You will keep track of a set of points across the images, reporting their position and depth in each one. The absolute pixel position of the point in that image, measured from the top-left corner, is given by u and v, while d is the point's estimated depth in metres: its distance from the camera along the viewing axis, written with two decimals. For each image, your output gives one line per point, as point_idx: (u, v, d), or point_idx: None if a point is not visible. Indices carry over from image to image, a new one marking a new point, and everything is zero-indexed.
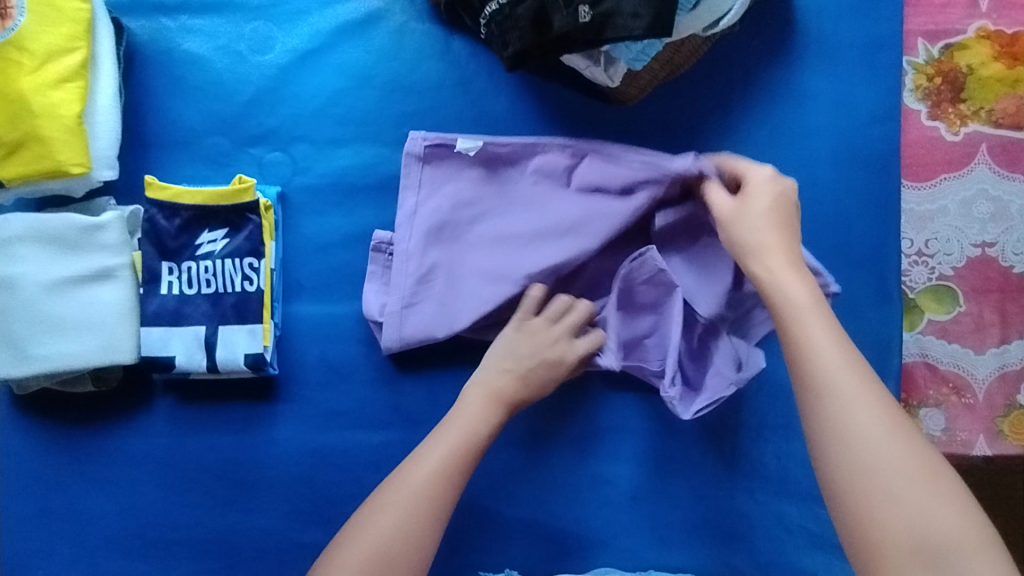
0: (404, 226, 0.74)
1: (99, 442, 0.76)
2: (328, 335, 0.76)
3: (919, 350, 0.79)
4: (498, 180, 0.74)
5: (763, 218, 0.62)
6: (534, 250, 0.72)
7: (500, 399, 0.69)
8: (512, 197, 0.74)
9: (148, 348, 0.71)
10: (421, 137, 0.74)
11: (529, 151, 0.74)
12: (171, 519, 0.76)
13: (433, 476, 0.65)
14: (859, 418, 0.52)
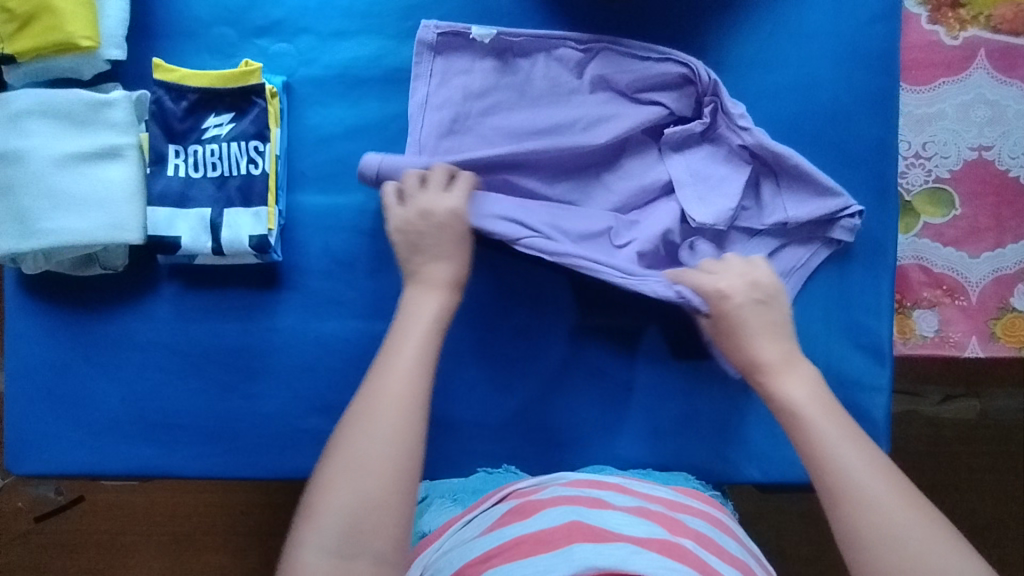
0: (415, 116, 0.75)
1: (104, 327, 0.77)
2: (331, 226, 0.78)
3: (914, 253, 0.80)
4: (509, 70, 0.76)
5: (753, 309, 0.67)
6: (550, 137, 0.75)
7: (438, 283, 0.68)
8: (523, 94, 0.76)
9: (155, 228, 0.73)
10: (433, 26, 0.75)
11: (542, 43, 0.76)
12: (174, 403, 0.77)
13: (406, 373, 0.62)
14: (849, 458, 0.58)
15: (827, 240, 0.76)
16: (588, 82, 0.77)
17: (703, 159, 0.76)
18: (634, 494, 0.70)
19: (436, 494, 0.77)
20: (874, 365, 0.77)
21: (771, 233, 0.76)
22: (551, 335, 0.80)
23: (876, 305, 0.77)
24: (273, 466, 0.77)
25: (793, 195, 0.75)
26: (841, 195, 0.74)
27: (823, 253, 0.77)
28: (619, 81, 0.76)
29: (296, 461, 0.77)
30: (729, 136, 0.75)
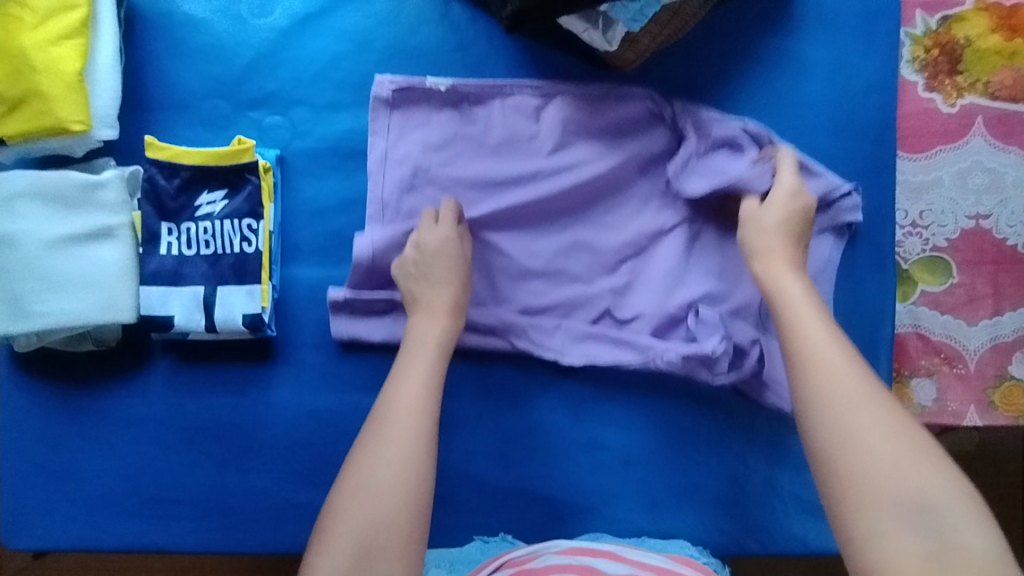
0: (375, 172, 0.76)
1: (97, 402, 0.76)
2: (326, 299, 0.77)
3: (912, 320, 0.80)
4: (465, 118, 0.77)
5: (775, 221, 0.69)
6: (525, 227, 0.77)
7: (436, 310, 0.71)
8: (482, 144, 0.77)
9: (148, 307, 0.72)
10: (388, 82, 0.76)
11: (496, 90, 0.76)
12: (169, 478, 0.77)
13: (410, 406, 0.65)
14: (854, 400, 0.55)
15: (836, 229, 0.76)
16: (545, 126, 0.77)
17: (709, 166, 0.75)
18: (626, 561, 0.69)
19: (433, 564, 0.75)
20: None
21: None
22: (547, 407, 0.79)
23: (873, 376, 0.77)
24: (268, 541, 0.77)
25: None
26: (830, 179, 0.75)
27: (840, 246, 0.76)
28: (576, 127, 0.76)
29: (292, 536, 0.77)
30: (723, 128, 0.75)
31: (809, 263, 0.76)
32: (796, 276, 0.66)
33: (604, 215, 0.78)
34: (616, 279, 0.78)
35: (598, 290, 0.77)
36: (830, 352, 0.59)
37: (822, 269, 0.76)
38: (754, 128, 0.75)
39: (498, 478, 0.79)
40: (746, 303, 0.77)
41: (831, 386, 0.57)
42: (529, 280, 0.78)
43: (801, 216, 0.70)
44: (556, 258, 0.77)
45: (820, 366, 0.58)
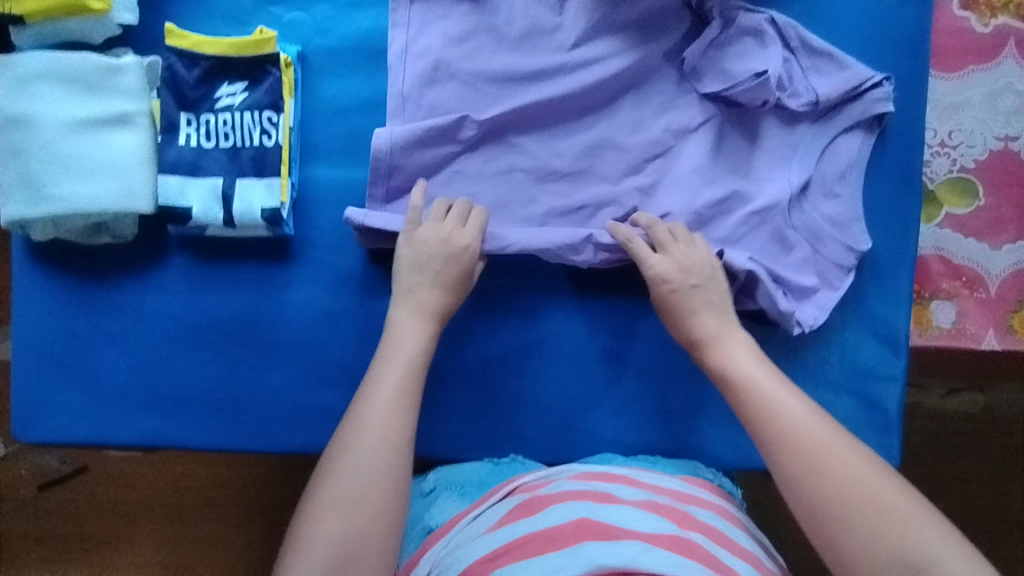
0: (395, 66, 0.74)
1: (114, 296, 0.76)
2: (345, 200, 0.76)
3: (935, 244, 0.79)
4: (489, 11, 0.76)
5: (692, 294, 0.69)
6: (551, 130, 0.76)
7: (424, 313, 0.71)
8: (504, 37, 0.76)
9: (165, 198, 0.71)
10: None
11: None
12: (184, 375, 0.77)
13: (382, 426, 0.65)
14: (784, 403, 0.64)
15: (865, 124, 0.75)
16: (570, 19, 0.76)
17: (731, 53, 0.75)
18: (641, 486, 0.69)
19: (443, 486, 0.77)
20: (889, 356, 0.77)
21: (806, 120, 0.75)
22: (562, 317, 0.79)
23: (894, 293, 0.76)
24: (282, 441, 0.77)
25: (818, 73, 0.74)
26: (860, 70, 0.74)
27: (869, 142, 0.76)
28: (602, 25, 0.75)
29: (306, 435, 0.77)
30: (753, 16, 0.74)
31: (838, 160, 0.75)
32: (730, 332, 0.69)
33: (630, 124, 0.76)
34: (642, 178, 0.76)
35: (624, 189, 0.75)
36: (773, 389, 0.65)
37: (852, 165, 0.75)
38: (781, 22, 0.74)
39: (513, 390, 0.79)
40: (772, 203, 0.74)
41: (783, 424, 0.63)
42: (551, 181, 0.76)
43: (700, 287, 0.70)
44: (581, 160, 0.76)
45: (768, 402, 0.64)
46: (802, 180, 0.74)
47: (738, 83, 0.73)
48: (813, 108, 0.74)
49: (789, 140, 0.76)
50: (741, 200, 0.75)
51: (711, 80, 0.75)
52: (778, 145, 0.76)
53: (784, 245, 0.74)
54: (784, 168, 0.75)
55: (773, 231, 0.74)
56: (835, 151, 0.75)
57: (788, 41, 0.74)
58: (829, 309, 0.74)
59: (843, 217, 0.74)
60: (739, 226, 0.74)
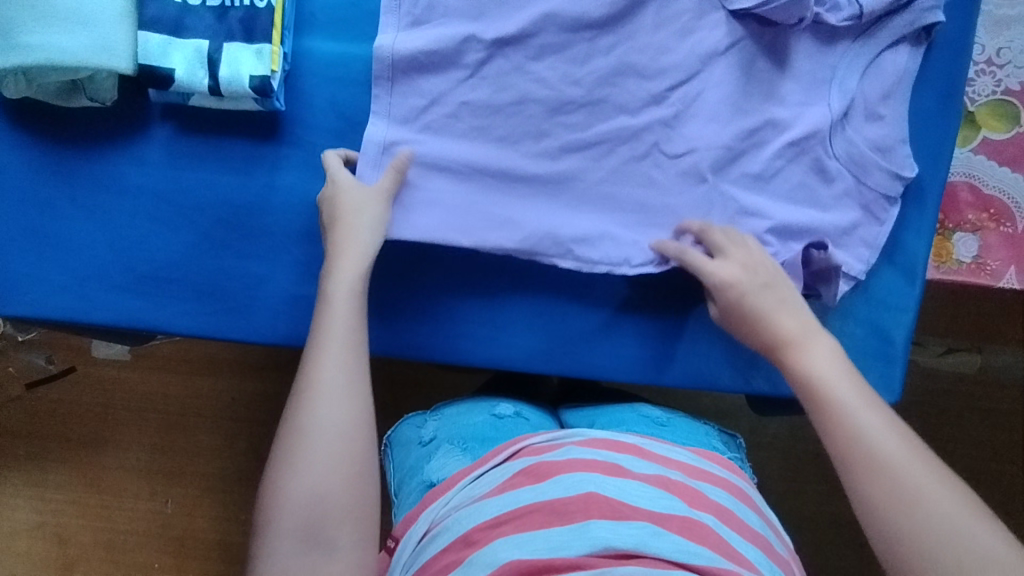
0: None
1: (92, 167, 0.72)
2: (339, 77, 0.71)
3: (966, 170, 0.75)
4: None
5: (762, 296, 0.64)
6: (571, 51, 0.69)
7: (351, 250, 0.64)
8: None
9: (146, 57, 0.66)
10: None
11: None
12: (165, 256, 0.73)
13: (340, 353, 0.59)
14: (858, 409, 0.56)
15: (912, 36, 0.69)
16: None
17: None
18: (652, 458, 0.64)
19: (443, 438, 0.74)
20: (903, 285, 0.73)
21: (845, 37, 0.69)
22: None
23: (919, 211, 0.72)
24: (265, 331, 0.74)
25: None
26: None
27: (915, 57, 0.69)
28: None
29: (289, 327, 0.74)
30: None
31: (883, 78, 0.69)
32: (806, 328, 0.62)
33: (653, 48, 0.69)
34: (664, 109, 0.69)
35: (645, 121, 0.69)
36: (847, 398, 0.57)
37: (898, 83, 0.69)
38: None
39: (509, 293, 0.74)
40: (811, 130, 0.68)
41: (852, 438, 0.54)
42: (566, 112, 0.69)
43: (764, 287, 0.64)
44: (598, 89, 0.69)
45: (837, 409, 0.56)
46: (843, 105, 0.68)
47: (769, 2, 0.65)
48: (856, 24, 0.68)
49: (826, 61, 0.69)
50: (776, 128, 0.69)
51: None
52: (814, 70, 0.69)
53: (828, 176, 0.70)
54: (822, 92, 0.69)
55: (812, 161, 0.69)
56: (880, 69, 0.69)
57: None
58: (878, 246, 0.70)
59: (887, 142, 0.69)
60: (775, 157, 0.69)
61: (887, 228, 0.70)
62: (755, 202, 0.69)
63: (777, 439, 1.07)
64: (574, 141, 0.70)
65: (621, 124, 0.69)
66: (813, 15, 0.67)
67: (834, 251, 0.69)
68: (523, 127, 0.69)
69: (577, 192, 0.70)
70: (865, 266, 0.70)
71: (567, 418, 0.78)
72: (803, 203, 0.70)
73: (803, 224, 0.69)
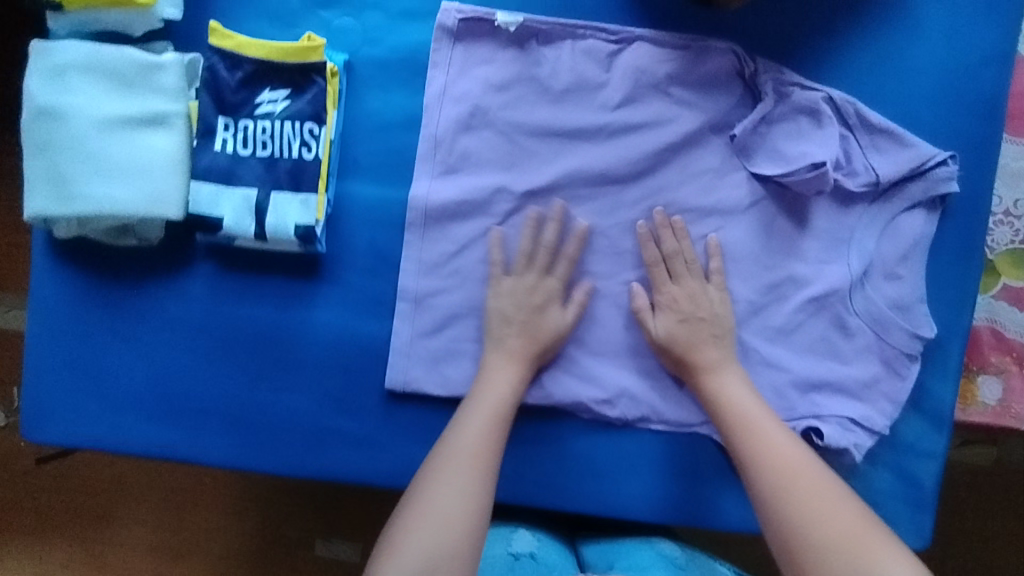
0: (431, 107, 0.72)
1: (135, 301, 0.73)
2: (380, 220, 0.73)
3: (988, 314, 0.76)
4: (529, 56, 0.73)
5: (708, 348, 0.71)
6: (600, 203, 0.74)
7: (514, 356, 0.71)
8: (548, 89, 0.73)
9: (197, 206, 0.68)
10: (455, 10, 0.72)
11: (566, 31, 0.73)
12: (200, 387, 0.74)
13: (480, 435, 0.66)
14: (812, 486, 0.61)
15: (928, 202, 0.71)
16: (618, 74, 0.73)
17: (775, 144, 0.71)
18: None
19: None
20: (931, 432, 0.74)
21: (863, 199, 0.72)
22: (596, 363, 0.75)
23: (944, 358, 0.73)
24: (296, 463, 0.75)
25: (878, 151, 0.71)
26: (921, 149, 0.70)
27: (932, 222, 0.72)
28: (657, 72, 0.72)
29: (321, 460, 0.75)
30: (801, 96, 0.70)
31: (899, 241, 0.72)
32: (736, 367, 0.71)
33: (678, 203, 0.73)
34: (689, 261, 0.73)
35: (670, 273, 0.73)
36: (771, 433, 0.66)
37: (914, 246, 0.72)
38: (840, 99, 0.70)
39: (538, 432, 0.75)
40: (830, 289, 0.72)
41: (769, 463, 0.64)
42: (592, 261, 0.74)
43: (696, 325, 0.71)
44: (623, 239, 0.74)
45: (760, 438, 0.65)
46: (861, 266, 0.72)
47: (794, 171, 0.70)
48: (874, 190, 0.71)
49: (845, 222, 0.73)
50: (796, 284, 0.73)
51: (762, 161, 0.72)
52: (834, 229, 0.73)
53: (846, 331, 0.73)
54: (842, 252, 0.73)
55: (833, 317, 0.73)
56: (898, 230, 0.72)
57: (846, 119, 0.70)
58: (901, 400, 0.73)
59: (904, 300, 0.72)
60: (797, 313, 0.73)
61: (909, 383, 0.73)
62: (771, 355, 0.73)
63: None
64: (600, 289, 0.74)
65: (644, 275, 0.74)
66: (833, 179, 0.71)
67: (855, 405, 0.73)
68: (553, 275, 0.74)
69: (599, 337, 0.75)
70: (888, 420, 0.73)
71: (589, 555, 0.78)
72: (822, 356, 0.74)
73: (819, 380, 0.73)
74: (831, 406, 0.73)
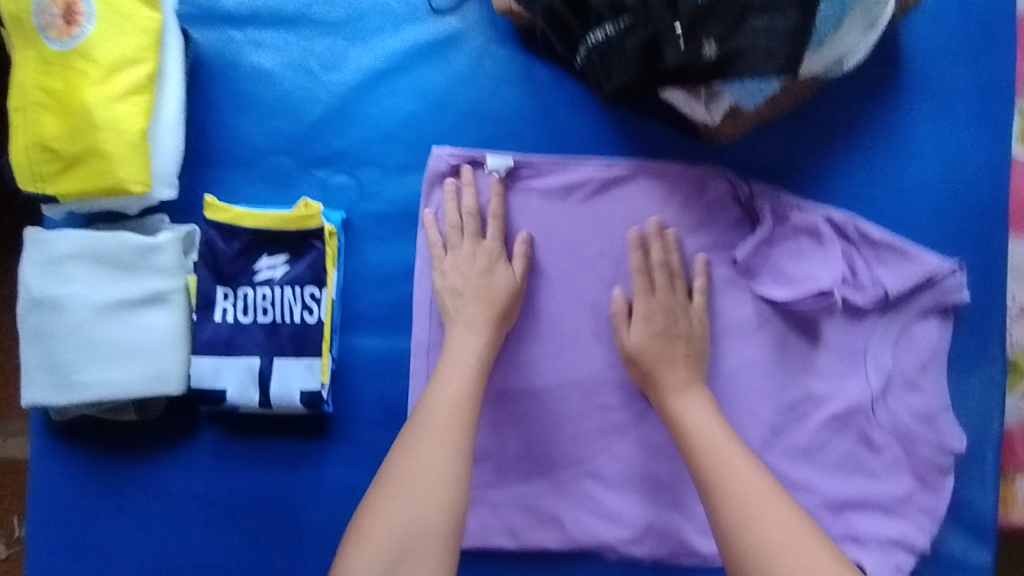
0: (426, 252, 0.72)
1: (138, 474, 0.71)
2: (385, 372, 0.72)
3: (1019, 415, 0.74)
4: (518, 194, 0.73)
5: (675, 351, 0.68)
6: (607, 334, 0.72)
7: (477, 325, 0.68)
8: (544, 224, 0.73)
9: (198, 379, 0.67)
10: (447, 155, 0.72)
11: (560, 167, 0.73)
12: (208, 561, 0.71)
13: (454, 410, 0.63)
14: (763, 511, 0.57)
15: (940, 311, 0.70)
16: (612, 202, 0.73)
17: (778, 267, 0.71)
18: None
19: None
20: (977, 546, 0.70)
21: (875, 312, 0.71)
22: (619, 499, 0.72)
23: (980, 467, 0.70)
24: None
25: (883, 264, 0.70)
26: (929, 261, 0.69)
27: (948, 330, 0.70)
28: (650, 200, 0.73)
29: None
30: (800, 217, 0.70)
31: (917, 350, 0.70)
32: (693, 384, 0.67)
33: None
34: None
35: None
36: (733, 461, 0.61)
37: (933, 355, 0.70)
38: (839, 218, 0.70)
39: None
40: (853, 405, 0.70)
41: (726, 493, 0.59)
42: (603, 394, 0.72)
43: (670, 342, 0.68)
44: None
45: (718, 465, 0.60)
46: (881, 380, 0.70)
47: (800, 295, 0.69)
48: (886, 304, 0.70)
49: (859, 334, 0.71)
50: (816, 402, 0.71)
51: (768, 282, 0.71)
52: (849, 342, 0.71)
53: (875, 449, 0.70)
54: (859, 365, 0.71)
55: (858, 434, 0.70)
56: (914, 341, 0.70)
57: (847, 236, 0.70)
58: (941, 515, 0.69)
59: (931, 411, 0.69)
60: (820, 431, 0.70)
61: (946, 497, 0.69)
62: (798, 478, 0.70)
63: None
64: (614, 423, 0.72)
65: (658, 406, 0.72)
66: (841, 297, 0.69)
67: (894, 524, 0.69)
68: (566, 411, 0.72)
69: (619, 471, 0.72)
70: (930, 537, 0.69)
71: None
72: (852, 473, 0.70)
73: (854, 500, 0.70)
74: (868, 526, 0.69)
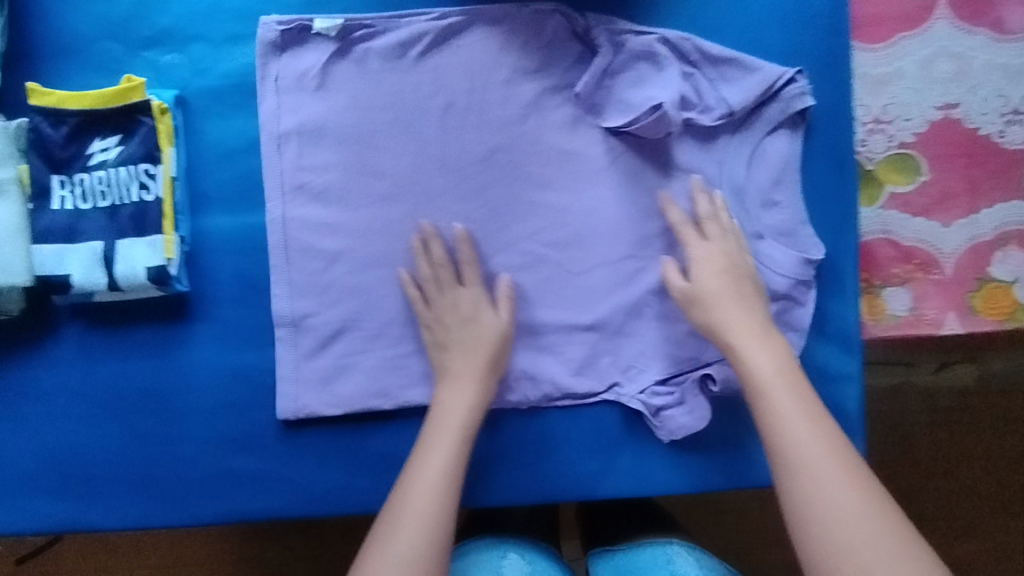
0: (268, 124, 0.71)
1: (9, 376, 0.71)
2: (240, 249, 0.71)
3: (882, 226, 0.73)
4: (352, 58, 0.71)
5: (740, 313, 0.64)
6: (460, 187, 0.71)
7: (472, 371, 0.68)
8: (384, 83, 0.71)
9: (42, 268, 0.66)
10: (275, 22, 0.70)
11: (393, 23, 0.71)
12: (90, 453, 0.72)
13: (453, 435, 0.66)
14: (811, 478, 0.56)
15: (789, 123, 0.70)
16: (452, 53, 0.71)
17: (622, 96, 0.70)
18: None
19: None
20: (843, 355, 0.70)
21: (723, 131, 0.70)
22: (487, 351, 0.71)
23: (839, 277, 0.70)
24: (202, 510, 0.71)
25: (725, 81, 0.69)
26: (768, 70, 0.68)
27: (797, 142, 0.70)
28: (489, 47, 0.71)
29: (226, 505, 0.71)
30: (634, 42, 0.69)
31: (768, 165, 0.70)
32: (768, 333, 0.64)
33: (540, 173, 0.71)
34: (559, 230, 0.71)
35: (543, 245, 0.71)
36: (796, 426, 0.59)
37: (784, 167, 0.70)
38: (674, 38, 0.69)
39: None
40: None
41: (794, 465, 0.57)
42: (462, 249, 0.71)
43: (735, 281, 0.66)
44: (490, 220, 0.71)
45: (778, 431, 0.59)
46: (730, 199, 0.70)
47: (639, 116, 0.68)
48: (725, 119, 0.69)
49: (708, 159, 0.70)
50: (673, 231, 0.71)
51: (612, 113, 0.70)
52: (699, 168, 0.70)
53: None
54: (711, 189, 0.70)
55: None
56: (764, 158, 0.70)
57: (686, 56, 0.69)
58: (805, 327, 0.69)
59: (786, 225, 0.69)
60: (677, 258, 0.71)
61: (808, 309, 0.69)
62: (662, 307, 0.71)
63: (754, 501, 1.01)
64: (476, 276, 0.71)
65: (517, 254, 0.72)
66: (682, 117, 0.68)
67: None
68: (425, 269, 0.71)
69: None
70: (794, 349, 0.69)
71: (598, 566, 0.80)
72: None
73: None
74: None
